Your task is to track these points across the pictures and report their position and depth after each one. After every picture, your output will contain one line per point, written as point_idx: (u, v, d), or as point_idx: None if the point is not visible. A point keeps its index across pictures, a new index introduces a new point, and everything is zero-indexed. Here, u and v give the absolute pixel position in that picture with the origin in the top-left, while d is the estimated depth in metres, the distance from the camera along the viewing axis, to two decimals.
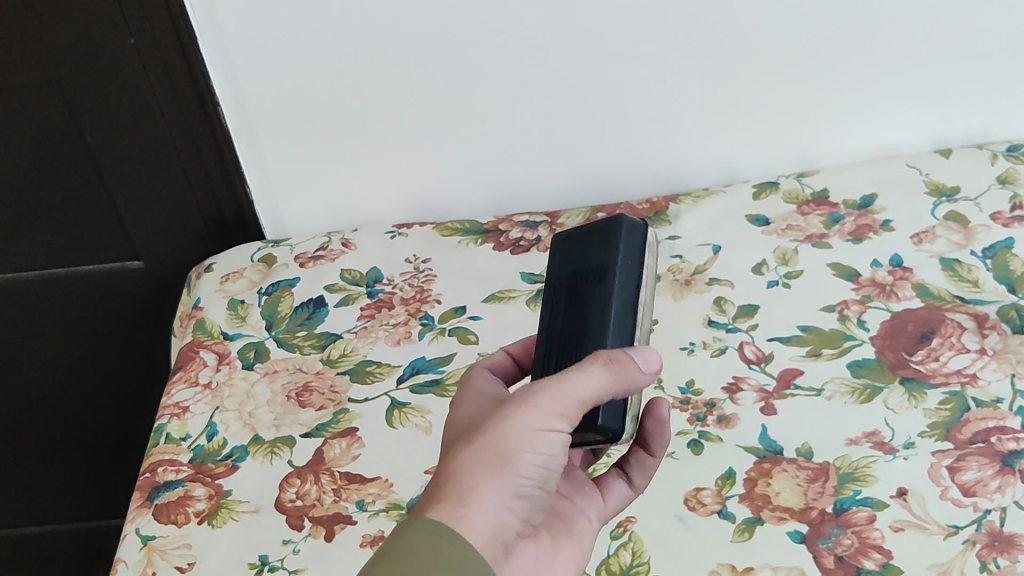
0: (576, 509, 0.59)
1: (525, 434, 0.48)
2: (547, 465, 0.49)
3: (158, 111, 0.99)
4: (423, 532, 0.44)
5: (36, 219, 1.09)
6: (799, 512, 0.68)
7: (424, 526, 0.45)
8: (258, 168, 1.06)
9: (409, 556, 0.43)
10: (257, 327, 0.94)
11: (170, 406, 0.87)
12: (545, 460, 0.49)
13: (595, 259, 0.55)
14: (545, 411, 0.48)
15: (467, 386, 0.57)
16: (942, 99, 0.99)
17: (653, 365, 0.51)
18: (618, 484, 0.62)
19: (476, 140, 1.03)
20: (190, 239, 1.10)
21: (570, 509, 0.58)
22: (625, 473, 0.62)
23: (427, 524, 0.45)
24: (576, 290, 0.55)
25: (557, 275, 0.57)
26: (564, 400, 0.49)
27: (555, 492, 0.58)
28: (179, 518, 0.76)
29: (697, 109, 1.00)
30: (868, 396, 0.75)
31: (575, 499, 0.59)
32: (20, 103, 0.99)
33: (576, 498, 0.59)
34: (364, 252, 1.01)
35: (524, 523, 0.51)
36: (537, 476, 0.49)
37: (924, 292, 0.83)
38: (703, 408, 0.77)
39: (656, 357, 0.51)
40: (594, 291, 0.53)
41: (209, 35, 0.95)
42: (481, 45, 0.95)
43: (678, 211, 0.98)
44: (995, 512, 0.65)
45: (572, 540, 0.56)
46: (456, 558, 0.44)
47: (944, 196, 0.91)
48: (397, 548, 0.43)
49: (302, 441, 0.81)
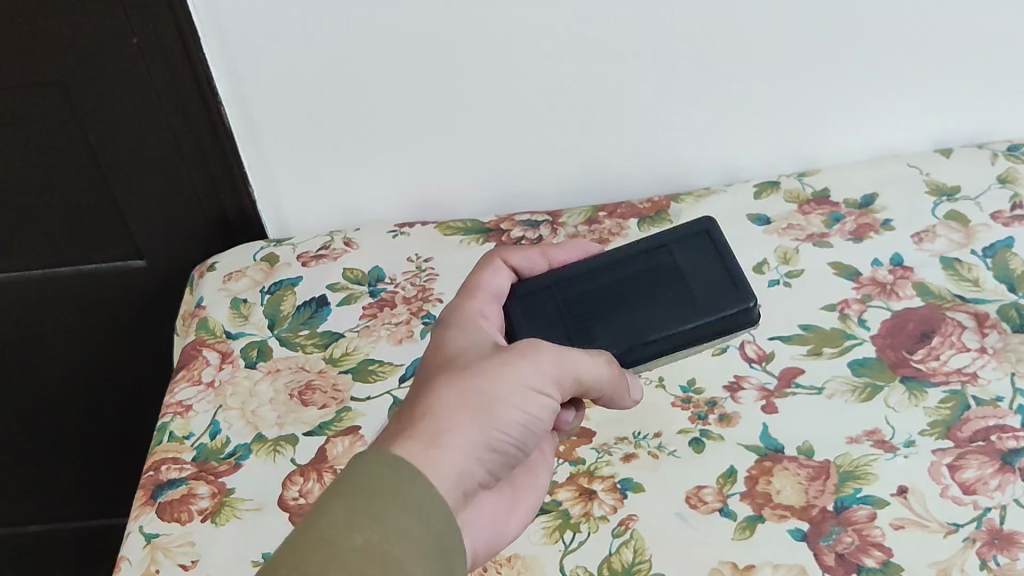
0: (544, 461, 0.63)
1: (513, 388, 0.52)
2: (524, 423, 0.53)
3: (160, 110, 0.99)
4: (384, 466, 0.46)
5: (39, 218, 1.09)
6: (800, 510, 0.68)
7: (385, 458, 0.46)
8: (261, 167, 1.07)
9: (371, 492, 0.45)
10: (260, 325, 0.95)
11: (173, 404, 0.88)
12: (523, 418, 0.53)
13: (696, 292, 0.60)
14: (536, 371, 0.53)
15: (458, 304, 0.60)
16: (942, 98, 1.00)
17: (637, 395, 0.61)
18: None
19: (478, 139, 1.03)
20: (193, 238, 1.11)
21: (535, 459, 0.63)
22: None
23: (389, 457, 0.46)
24: (658, 290, 0.61)
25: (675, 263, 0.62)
26: (560, 369, 0.55)
27: None
28: (183, 515, 0.77)
29: (697, 109, 1.00)
30: (869, 394, 0.75)
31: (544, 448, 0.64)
32: (22, 103, 0.99)
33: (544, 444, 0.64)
34: (366, 250, 1.01)
35: (486, 477, 0.53)
36: (512, 433, 0.52)
37: (925, 291, 0.83)
38: (704, 407, 0.78)
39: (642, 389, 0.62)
40: (648, 304, 0.61)
41: (212, 35, 0.95)
42: (483, 45, 0.95)
43: (680, 210, 0.98)
44: (995, 510, 0.66)
45: (529, 490, 0.61)
46: (415, 496, 0.46)
47: (945, 196, 0.92)
48: (359, 482, 0.45)
49: (304, 439, 0.82)
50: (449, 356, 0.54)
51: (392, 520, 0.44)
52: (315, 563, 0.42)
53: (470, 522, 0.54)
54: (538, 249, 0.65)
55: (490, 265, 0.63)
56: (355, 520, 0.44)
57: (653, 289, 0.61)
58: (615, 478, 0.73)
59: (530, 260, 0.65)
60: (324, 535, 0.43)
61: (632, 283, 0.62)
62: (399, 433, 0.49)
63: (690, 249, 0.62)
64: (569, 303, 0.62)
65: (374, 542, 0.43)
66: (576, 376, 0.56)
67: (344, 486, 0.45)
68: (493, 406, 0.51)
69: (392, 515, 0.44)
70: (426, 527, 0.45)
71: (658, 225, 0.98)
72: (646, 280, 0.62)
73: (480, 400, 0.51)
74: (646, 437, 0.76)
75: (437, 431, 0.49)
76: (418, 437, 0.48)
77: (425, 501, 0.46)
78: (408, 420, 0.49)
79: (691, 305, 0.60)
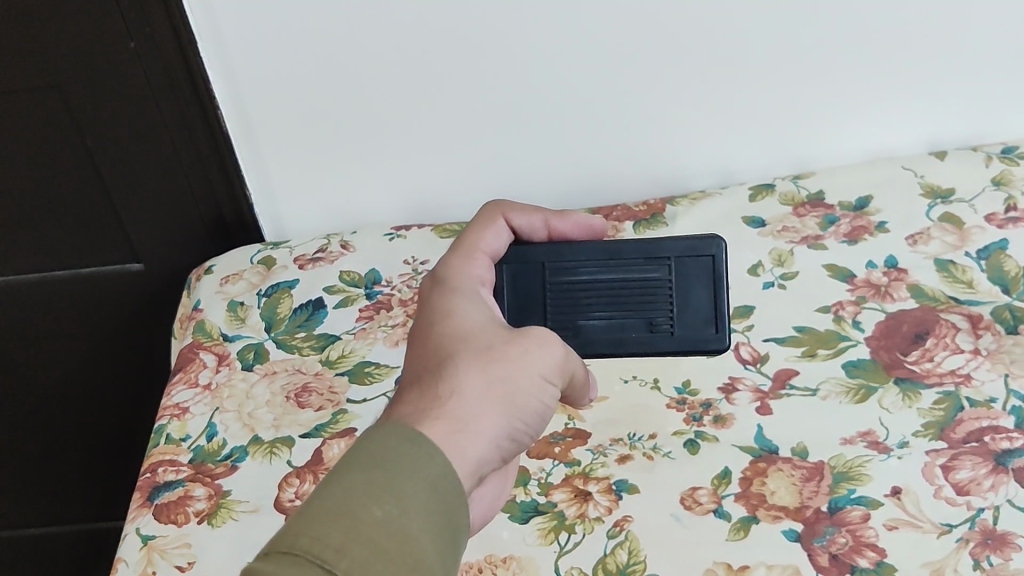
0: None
1: (531, 378, 0.51)
2: (538, 415, 0.52)
3: (158, 114, 0.99)
4: (401, 441, 0.44)
5: (36, 222, 1.09)
6: (795, 511, 0.68)
7: (403, 432, 0.44)
8: (258, 170, 1.07)
9: (388, 466, 0.43)
10: (257, 328, 0.95)
11: (170, 407, 0.88)
12: (539, 409, 0.51)
13: (679, 319, 0.62)
14: (550, 362, 0.52)
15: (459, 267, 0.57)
16: (936, 100, 1.00)
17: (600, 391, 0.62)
18: None
19: (475, 142, 1.03)
20: (190, 241, 1.11)
21: None
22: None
23: (408, 431, 0.44)
24: (646, 305, 0.62)
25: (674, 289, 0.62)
26: (565, 364, 0.54)
27: None
28: (179, 517, 0.77)
29: (693, 112, 1.01)
30: (863, 396, 0.76)
31: None
32: (19, 107, 0.99)
33: None
34: (362, 253, 1.01)
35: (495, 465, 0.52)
36: (528, 424, 0.51)
37: (919, 293, 0.84)
38: (699, 409, 0.78)
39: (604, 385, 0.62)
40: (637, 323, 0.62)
41: (209, 39, 0.96)
42: (479, 48, 0.96)
43: (675, 212, 0.99)
44: (988, 510, 0.66)
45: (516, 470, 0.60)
46: (421, 461, 0.44)
47: (939, 198, 0.92)
48: (373, 456, 0.43)
49: (301, 441, 0.82)
50: (462, 329, 0.52)
51: (408, 496, 0.42)
52: (331, 532, 0.39)
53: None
54: (541, 214, 0.62)
55: (491, 223, 0.60)
56: (372, 492, 0.41)
57: (638, 301, 0.62)
58: (610, 479, 0.73)
59: (531, 223, 0.62)
60: (340, 504, 0.41)
61: (621, 288, 0.62)
62: (422, 413, 0.47)
63: (688, 272, 0.62)
64: (555, 287, 0.63)
65: (390, 516, 0.41)
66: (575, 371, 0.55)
67: (359, 459, 0.43)
68: (513, 394, 0.50)
69: (409, 489, 0.42)
70: (437, 493, 0.43)
71: (654, 227, 0.98)
72: (638, 291, 0.62)
73: (499, 386, 0.49)
74: (641, 438, 0.76)
75: (461, 414, 0.47)
76: (441, 419, 0.46)
77: (443, 479, 0.44)
78: (432, 400, 0.47)
79: (676, 339, 0.62)
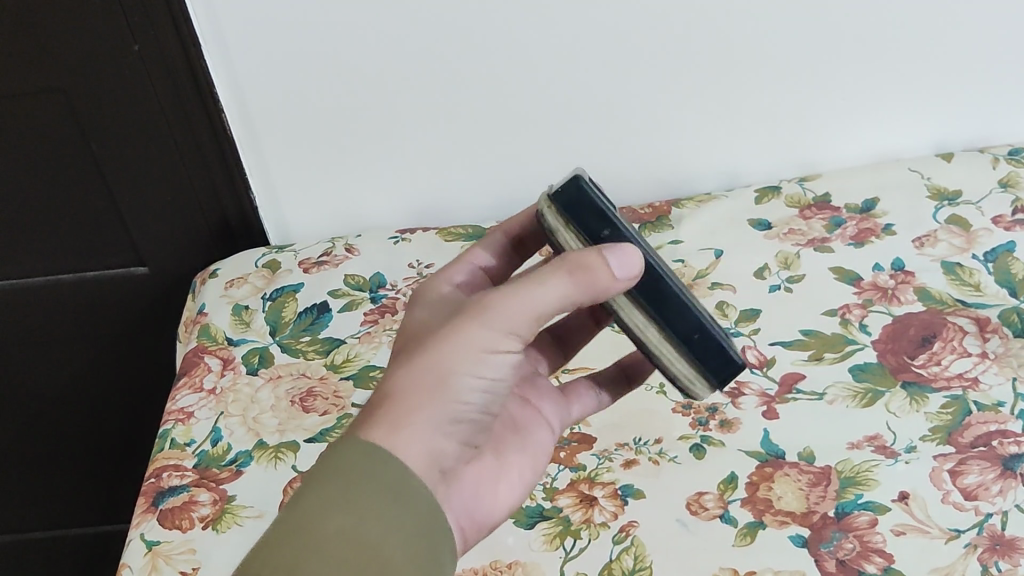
0: (538, 419, 0.63)
1: (470, 356, 0.50)
2: (487, 388, 0.51)
3: (163, 117, 0.99)
4: (360, 454, 0.46)
5: (42, 226, 1.09)
6: (801, 516, 0.68)
7: (360, 443, 0.47)
8: (262, 173, 1.07)
9: (345, 479, 0.45)
10: (261, 332, 0.95)
11: (175, 411, 0.88)
12: (486, 383, 0.51)
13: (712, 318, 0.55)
14: (493, 329, 0.50)
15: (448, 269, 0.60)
16: (943, 103, 1.00)
17: (628, 268, 0.50)
18: (592, 395, 0.68)
19: (478, 145, 1.03)
20: (194, 246, 1.11)
21: (530, 418, 0.63)
22: (597, 387, 0.68)
23: (364, 445, 0.47)
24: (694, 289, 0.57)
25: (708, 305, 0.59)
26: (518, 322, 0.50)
27: (522, 398, 0.63)
28: (184, 523, 0.77)
29: (698, 114, 1.00)
30: (869, 400, 0.75)
31: (541, 407, 0.64)
32: (23, 111, 0.99)
33: (540, 407, 0.64)
34: (367, 257, 1.02)
35: (465, 450, 0.53)
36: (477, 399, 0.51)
37: (926, 296, 0.83)
38: (705, 413, 0.78)
39: (635, 263, 0.50)
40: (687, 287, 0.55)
41: (212, 42, 0.96)
42: (482, 53, 0.96)
43: (680, 216, 0.99)
44: (996, 516, 0.65)
45: (528, 455, 0.61)
46: (378, 473, 0.46)
47: (946, 200, 0.92)
48: (333, 470, 0.46)
49: (306, 446, 0.82)
50: (410, 331, 0.53)
51: (365, 508, 0.45)
52: (288, 554, 0.43)
53: (454, 498, 0.54)
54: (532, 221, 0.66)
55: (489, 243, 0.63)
56: (330, 508, 0.45)
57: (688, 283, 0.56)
58: (616, 485, 0.73)
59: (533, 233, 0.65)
60: (303, 520, 0.44)
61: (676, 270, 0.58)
62: (362, 423, 0.48)
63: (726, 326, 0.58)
64: None
65: (347, 529, 0.44)
66: (539, 315, 0.50)
67: (319, 474, 0.46)
68: (450, 380, 0.49)
69: (365, 499, 0.45)
70: (396, 501, 0.46)
71: (659, 230, 0.98)
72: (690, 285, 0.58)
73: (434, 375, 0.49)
74: (647, 443, 0.76)
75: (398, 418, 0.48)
76: (378, 426, 0.48)
77: (399, 481, 0.46)
78: (369, 408, 0.49)
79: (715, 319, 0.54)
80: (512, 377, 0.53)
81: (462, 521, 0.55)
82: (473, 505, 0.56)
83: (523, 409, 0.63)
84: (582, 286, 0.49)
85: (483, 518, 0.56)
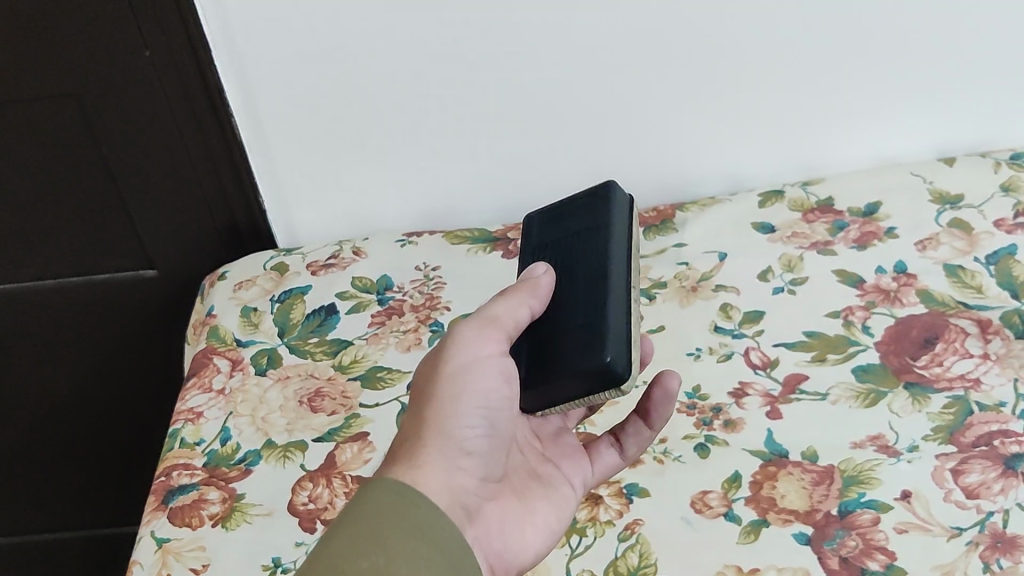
0: (559, 475, 0.66)
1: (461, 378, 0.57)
2: (485, 408, 0.58)
3: (173, 121, 1.01)
4: (389, 492, 0.52)
5: (53, 230, 1.11)
6: (805, 515, 0.69)
7: (388, 486, 0.52)
8: (270, 176, 1.08)
9: (376, 517, 0.50)
10: (270, 333, 0.96)
11: (185, 411, 0.89)
12: (483, 404, 0.58)
13: (540, 351, 0.58)
14: (472, 350, 0.58)
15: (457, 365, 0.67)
16: (945, 107, 1.00)
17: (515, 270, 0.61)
18: (612, 452, 0.68)
19: (485, 149, 1.04)
20: (204, 249, 1.12)
21: (553, 473, 0.66)
22: (619, 443, 0.69)
23: (392, 484, 0.52)
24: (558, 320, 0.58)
25: (578, 325, 0.56)
26: (484, 332, 0.58)
27: (543, 456, 0.66)
28: (193, 521, 0.78)
29: (703, 119, 1.01)
30: (873, 400, 0.76)
31: (561, 465, 0.67)
32: (35, 117, 1.01)
33: (560, 464, 0.67)
34: (375, 260, 1.03)
35: (485, 486, 0.60)
36: (477, 423, 0.58)
37: (928, 298, 0.84)
38: (710, 413, 0.78)
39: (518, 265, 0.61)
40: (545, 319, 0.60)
41: (222, 46, 0.97)
42: (489, 58, 0.97)
43: (685, 219, 1.00)
44: (998, 514, 0.66)
45: (547, 503, 0.64)
46: (410, 512, 0.51)
47: (948, 204, 0.93)
48: (363, 510, 0.51)
49: (314, 445, 0.83)
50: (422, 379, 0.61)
51: (393, 539, 0.49)
52: None
53: (479, 536, 0.59)
54: None
55: None
56: (361, 546, 0.49)
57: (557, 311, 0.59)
58: (621, 483, 0.73)
59: None
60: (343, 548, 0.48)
61: (567, 296, 0.59)
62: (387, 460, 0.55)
63: (589, 353, 0.55)
64: (596, 227, 0.60)
65: (381, 562, 0.48)
66: (495, 317, 0.58)
67: (349, 517, 0.50)
68: (449, 408, 0.57)
69: (393, 536, 0.49)
70: (424, 537, 0.50)
71: (663, 234, 0.99)
72: (569, 313, 0.58)
73: (438, 407, 0.57)
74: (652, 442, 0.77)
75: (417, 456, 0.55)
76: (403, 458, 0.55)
77: (427, 519, 0.52)
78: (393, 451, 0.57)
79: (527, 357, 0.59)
80: (507, 387, 0.59)
81: (489, 558, 0.59)
82: (501, 548, 0.60)
83: (546, 463, 0.66)
84: (514, 291, 0.58)
85: (514, 557, 0.61)
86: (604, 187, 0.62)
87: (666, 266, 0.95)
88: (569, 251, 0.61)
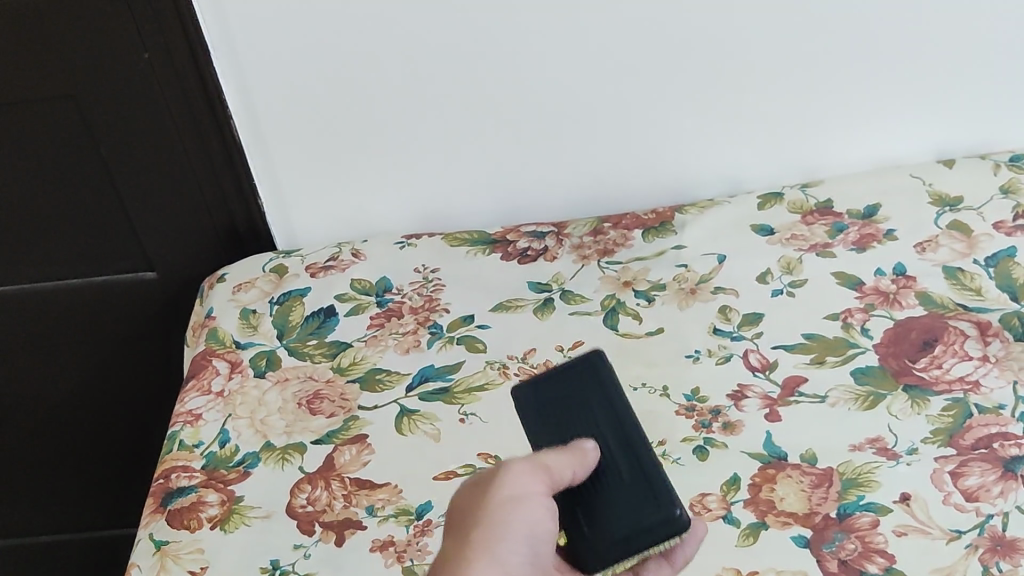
0: None
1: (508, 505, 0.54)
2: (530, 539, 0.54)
3: (172, 124, 1.00)
4: None
5: (52, 232, 1.11)
6: (804, 517, 0.69)
7: None
8: (269, 178, 1.08)
9: None
10: (269, 335, 0.96)
11: (183, 413, 0.89)
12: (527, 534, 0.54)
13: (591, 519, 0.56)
14: (523, 483, 0.54)
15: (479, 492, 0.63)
16: (945, 109, 1.00)
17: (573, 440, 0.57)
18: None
19: (485, 151, 1.04)
20: (203, 252, 1.12)
21: None
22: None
23: None
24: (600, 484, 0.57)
25: (628, 475, 0.56)
26: (537, 474, 0.55)
27: None
28: (192, 523, 0.78)
29: (703, 122, 1.01)
30: (872, 403, 0.76)
31: None
32: (35, 118, 1.01)
33: None
34: (374, 262, 1.03)
35: None
36: (522, 555, 0.53)
37: (928, 300, 0.84)
38: (708, 415, 0.78)
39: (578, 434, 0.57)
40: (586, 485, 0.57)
41: (221, 47, 0.97)
42: (489, 61, 0.97)
43: (684, 221, 1.00)
44: (997, 517, 0.66)
45: None
46: None
47: (947, 206, 0.93)
48: None
49: (312, 447, 0.83)
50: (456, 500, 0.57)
51: None
52: None
53: None
54: None
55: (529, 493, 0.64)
56: None
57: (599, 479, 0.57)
58: None
59: None
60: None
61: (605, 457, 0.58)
62: None
63: (657, 504, 0.55)
64: (608, 384, 0.60)
65: None
66: (549, 465, 0.55)
67: None
68: (496, 535, 0.53)
69: None
70: None
71: (663, 236, 0.99)
72: (616, 475, 0.57)
73: (485, 530, 0.53)
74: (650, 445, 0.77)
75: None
76: None
77: None
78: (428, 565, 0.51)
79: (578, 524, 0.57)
80: (551, 519, 0.55)
81: None
82: None
83: None
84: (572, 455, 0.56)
85: None
86: (595, 354, 0.62)
87: (665, 268, 0.95)
88: (586, 411, 0.60)
